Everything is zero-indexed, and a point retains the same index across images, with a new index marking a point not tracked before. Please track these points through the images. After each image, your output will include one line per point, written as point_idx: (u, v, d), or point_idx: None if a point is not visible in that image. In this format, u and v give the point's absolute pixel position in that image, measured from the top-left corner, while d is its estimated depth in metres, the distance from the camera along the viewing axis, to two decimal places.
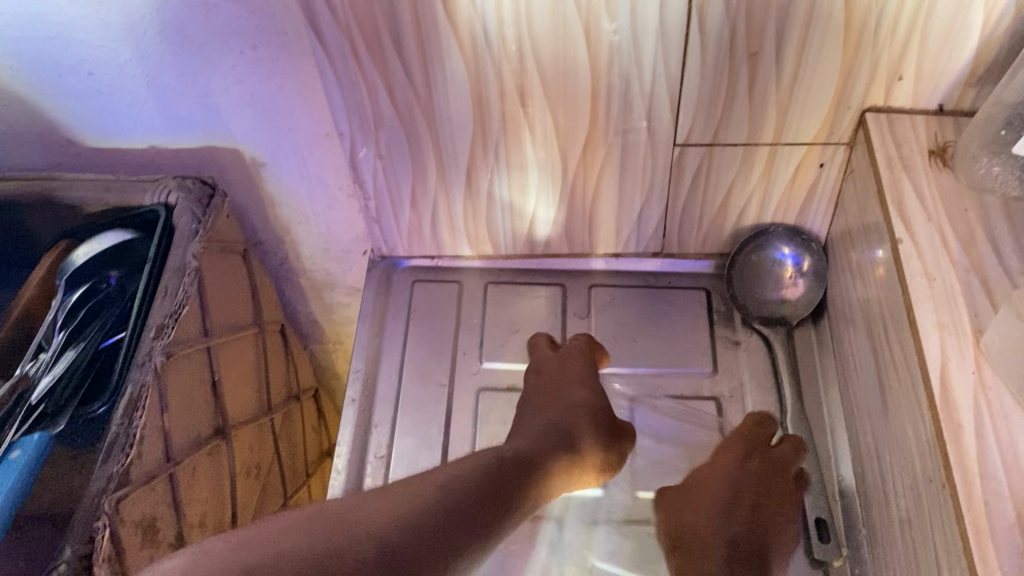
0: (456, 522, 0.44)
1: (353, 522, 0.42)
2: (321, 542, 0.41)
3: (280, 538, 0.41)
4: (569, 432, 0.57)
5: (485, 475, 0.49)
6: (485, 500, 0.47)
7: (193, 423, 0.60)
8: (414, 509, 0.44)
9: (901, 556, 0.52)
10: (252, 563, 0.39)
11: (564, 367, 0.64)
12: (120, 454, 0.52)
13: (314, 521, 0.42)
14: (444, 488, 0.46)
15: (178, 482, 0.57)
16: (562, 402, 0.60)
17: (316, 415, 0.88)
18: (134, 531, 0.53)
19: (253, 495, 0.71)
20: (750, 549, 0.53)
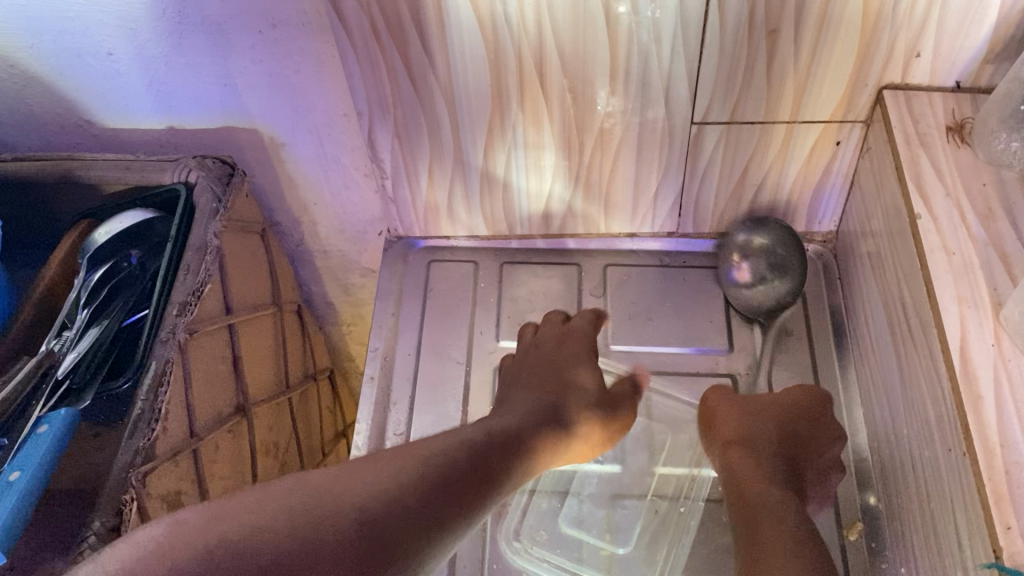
0: (440, 498, 0.43)
1: (336, 496, 0.41)
2: (303, 515, 0.40)
3: (262, 511, 0.40)
4: (563, 412, 0.57)
5: (472, 449, 0.47)
6: (470, 475, 0.45)
7: (215, 399, 0.61)
8: (395, 483, 0.42)
9: (918, 526, 0.52)
10: (234, 535, 0.38)
11: (564, 345, 0.63)
12: (146, 429, 0.53)
13: (291, 492, 0.41)
14: (426, 464, 0.44)
15: (201, 457, 0.58)
16: (558, 383, 0.59)
17: (332, 396, 0.89)
18: (160, 505, 0.53)
19: (272, 472, 0.72)
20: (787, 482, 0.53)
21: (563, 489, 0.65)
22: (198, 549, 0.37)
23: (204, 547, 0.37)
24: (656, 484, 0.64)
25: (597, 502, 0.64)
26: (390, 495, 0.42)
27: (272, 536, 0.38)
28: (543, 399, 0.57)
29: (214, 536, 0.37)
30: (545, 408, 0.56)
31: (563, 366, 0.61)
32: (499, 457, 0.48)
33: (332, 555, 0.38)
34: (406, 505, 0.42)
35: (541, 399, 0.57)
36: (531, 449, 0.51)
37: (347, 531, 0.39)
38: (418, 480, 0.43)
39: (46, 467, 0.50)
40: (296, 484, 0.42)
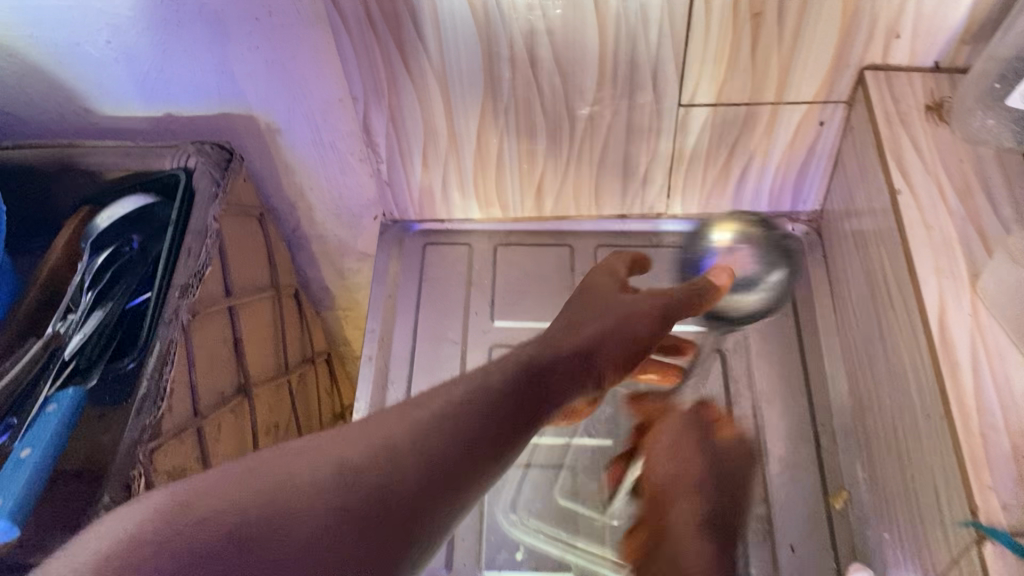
0: (454, 462, 0.40)
1: (319, 469, 0.37)
2: (278, 508, 0.34)
3: (242, 488, 0.35)
4: (602, 366, 0.50)
5: (497, 398, 0.44)
6: (500, 424, 0.43)
7: (218, 380, 0.62)
8: (398, 452, 0.39)
9: (899, 489, 0.55)
10: (229, 505, 0.34)
11: (618, 306, 0.53)
12: (152, 407, 0.54)
13: (299, 450, 0.38)
14: (440, 417, 0.42)
15: (205, 435, 0.60)
16: (604, 326, 0.51)
17: (330, 379, 0.90)
18: (166, 482, 0.55)
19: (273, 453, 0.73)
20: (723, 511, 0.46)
21: (555, 466, 0.66)
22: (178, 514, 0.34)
23: (206, 511, 0.34)
24: None
25: (589, 476, 0.66)
26: (392, 450, 0.39)
27: (251, 511, 0.34)
28: (581, 349, 0.50)
29: (205, 499, 0.35)
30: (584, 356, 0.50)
31: (621, 312, 0.52)
32: (548, 389, 0.47)
33: (317, 525, 0.35)
34: (410, 472, 0.38)
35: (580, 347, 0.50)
36: (568, 388, 0.48)
37: (337, 509, 0.35)
38: (424, 446, 0.40)
39: (57, 443, 0.52)
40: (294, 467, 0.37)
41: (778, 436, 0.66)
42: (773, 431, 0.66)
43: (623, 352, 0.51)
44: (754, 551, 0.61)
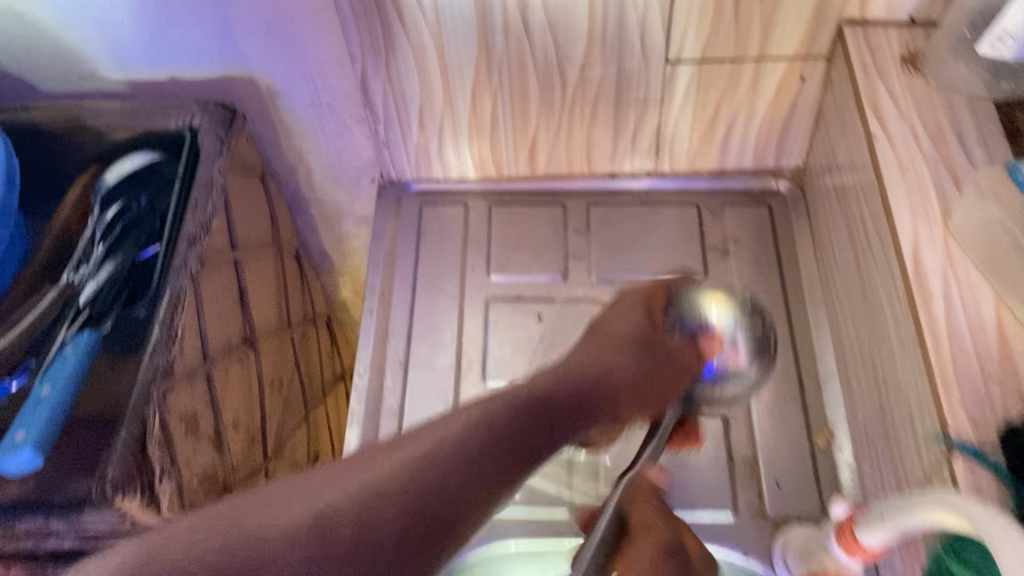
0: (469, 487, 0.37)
1: (321, 506, 0.33)
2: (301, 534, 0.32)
3: (245, 515, 0.32)
4: (609, 398, 0.49)
5: (507, 419, 0.42)
6: (508, 447, 0.41)
7: (225, 329, 0.65)
8: (410, 476, 0.36)
9: (877, 422, 0.57)
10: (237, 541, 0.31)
11: (609, 355, 0.52)
12: (165, 348, 0.57)
13: (302, 481, 0.35)
14: (442, 437, 0.39)
15: (214, 381, 0.62)
16: (622, 368, 0.50)
17: (330, 342, 0.92)
18: (179, 423, 0.57)
19: (276, 406, 0.75)
20: None
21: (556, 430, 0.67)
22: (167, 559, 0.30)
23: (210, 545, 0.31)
24: None
25: None
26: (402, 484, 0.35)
27: (247, 537, 0.31)
28: (598, 396, 0.49)
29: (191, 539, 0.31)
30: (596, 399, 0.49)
31: (644, 343, 0.52)
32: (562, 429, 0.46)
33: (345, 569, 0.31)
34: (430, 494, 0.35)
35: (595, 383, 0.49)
36: (579, 428, 0.48)
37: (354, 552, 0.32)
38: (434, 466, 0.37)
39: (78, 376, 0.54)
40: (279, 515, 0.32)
41: (764, 380, 0.69)
42: (759, 375, 0.69)
43: (637, 403, 0.50)
44: (740, 487, 0.64)
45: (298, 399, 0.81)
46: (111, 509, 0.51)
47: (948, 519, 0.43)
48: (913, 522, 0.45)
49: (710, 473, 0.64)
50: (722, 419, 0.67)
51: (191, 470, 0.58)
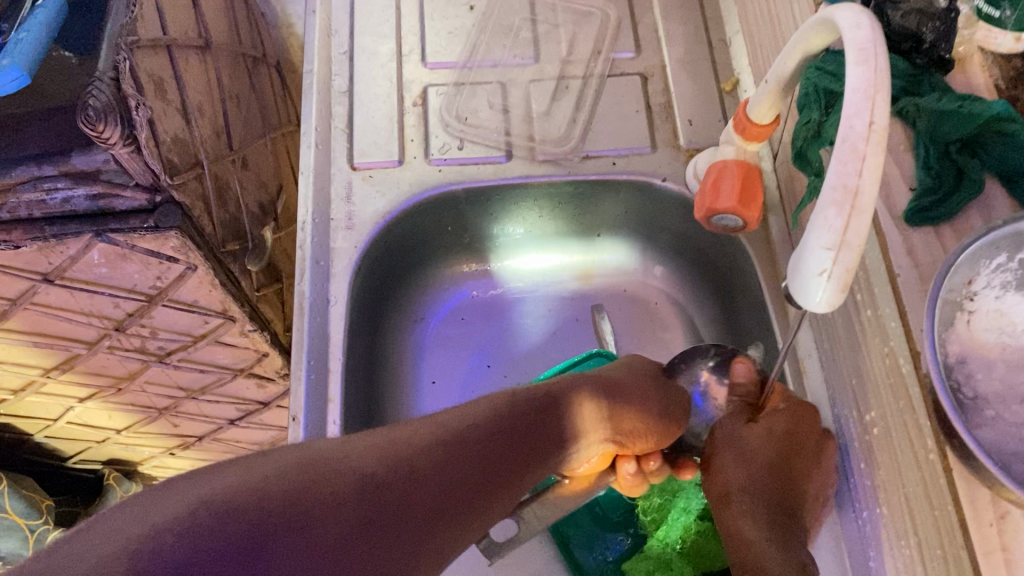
0: (453, 497, 0.41)
1: (336, 469, 0.38)
2: (308, 467, 0.37)
3: (271, 464, 0.37)
4: (563, 415, 0.51)
5: (496, 434, 0.46)
6: (505, 444, 0.46)
7: (181, 18, 0.70)
8: (411, 451, 0.41)
9: (769, 35, 0.65)
10: (255, 482, 0.35)
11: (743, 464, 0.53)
12: (126, 10, 0.62)
13: (308, 462, 0.38)
14: (466, 421, 0.46)
15: (174, 57, 0.68)
16: (635, 387, 0.56)
17: (281, 85, 0.98)
18: (148, 80, 0.63)
19: (238, 118, 0.82)
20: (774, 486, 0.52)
21: (501, 206, 0.73)
22: (149, 526, 0.31)
23: (264, 510, 0.34)
24: (565, 66, 0.75)
25: (518, 87, 0.74)
26: (399, 462, 0.40)
27: (300, 478, 0.36)
28: (581, 383, 0.54)
29: (186, 516, 0.32)
30: (564, 406, 0.52)
31: (729, 443, 0.56)
32: (545, 443, 0.49)
33: (338, 532, 0.36)
34: (408, 507, 0.39)
35: (570, 391, 0.53)
36: (567, 439, 0.51)
37: (257, 515, 0.34)
38: (444, 463, 0.42)
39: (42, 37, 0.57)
40: (246, 475, 0.35)
41: (677, 42, 0.75)
42: (672, 36, 0.76)
43: (633, 432, 0.55)
44: (657, 127, 0.72)
45: (258, 121, 0.88)
46: (96, 132, 0.57)
47: (813, 41, 0.48)
48: (788, 60, 0.51)
49: (632, 120, 0.72)
50: (640, 77, 0.74)
51: (164, 128, 0.65)
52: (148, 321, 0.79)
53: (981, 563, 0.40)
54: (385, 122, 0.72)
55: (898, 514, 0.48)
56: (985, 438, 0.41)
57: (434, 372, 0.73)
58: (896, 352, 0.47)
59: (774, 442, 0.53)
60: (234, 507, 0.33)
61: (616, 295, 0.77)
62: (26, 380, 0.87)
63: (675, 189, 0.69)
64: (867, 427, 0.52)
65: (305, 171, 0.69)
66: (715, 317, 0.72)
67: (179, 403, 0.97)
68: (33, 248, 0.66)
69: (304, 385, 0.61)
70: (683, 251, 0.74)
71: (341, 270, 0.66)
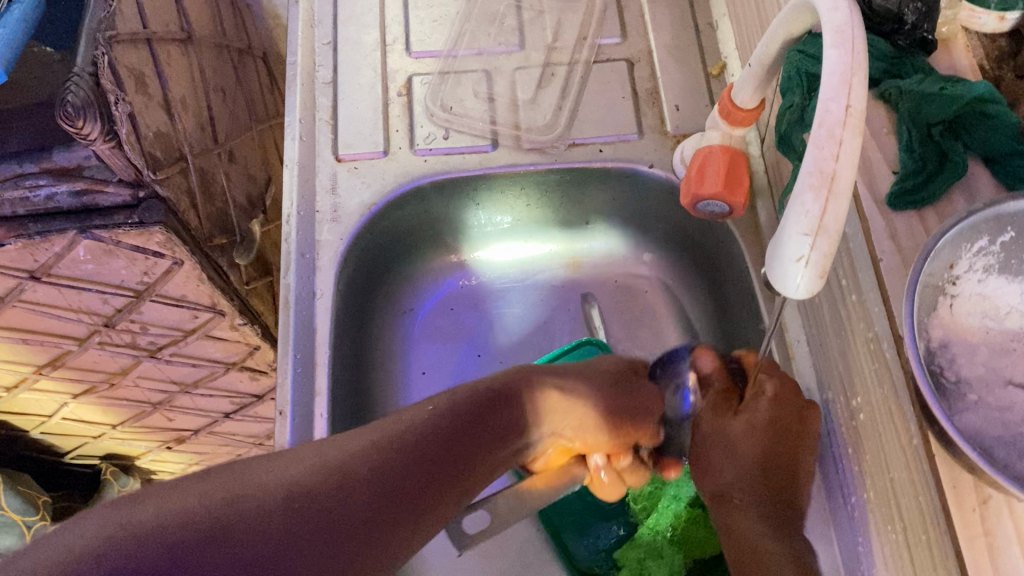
0: (396, 496, 0.41)
1: (256, 487, 0.38)
2: (228, 489, 0.38)
3: (192, 492, 0.37)
4: (514, 414, 0.51)
5: (445, 430, 0.46)
6: (454, 442, 0.46)
7: (162, 11, 0.69)
8: (344, 458, 0.41)
9: (756, 19, 0.64)
10: (171, 509, 0.36)
11: (747, 451, 0.51)
12: (104, 4, 0.61)
13: (230, 480, 0.38)
14: (410, 420, 0.46)
15: (155, 52, 0.67)
16: (593, 377, 0.56)
17: (268, 77, 0.97)
18: (128, 74, 0.62)
19: (223, 111, 0.81)
20: (770, 484, 0.50)
21: (490, 196, 0.72)
22: (60, 560, 0.33)
23: (178, 536, 0.35)
24: (551, 54, 0.74)
25: (503, 76, 0.73)
26: (330, 470, 0.40)
27: (216, 500, 0.37)
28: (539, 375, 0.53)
29: (97, 547, 0.33)
30: (518, 396, 0.52)
31: (722, 431, 0.53)
32: (493, 434, 0.49)
33: (261, 546, 0.36)
34: (345, 513, 0.39)
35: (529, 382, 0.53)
36: (518, 431, 0.51)
37: (174, 538, 0.35)
38: (381, 466, 0.42)
39: (15, 38, 0.57)
40: (166, 505, 0.36)
41: (663, 27, 0.74)
42: (659, 21, 0.75)
43: (585, 428, 0.54)
44: (643, 113, 0.71)
45: (244, 112, 0.87)
46: (75, 128, 0.56)
47: (795, 24, 0.48)
48: (771, 45, 0.50)
49: (619, 106, 0.71)
50: (627, 63, 0.73)
51: (145, 122, 0.64)
52: (138, 317, 0.78)
53: (963, 549, 0.39)
54: (370, 113, 0.71)
55: (884, 500, 0.48)
56: (967, 424, 0.41)
57: (424, 362, 0.73)
58: (880, 337, 0.46)
59: (757, 434, 0.51)
60: (146, 536, 0.34)
61: (608, 285, 0.77)
62: (19, 377, 0.87)
63: (663, 176, 0.68)
64: (853, 413, 0.52)
65: (290, 164, 0.69)
66: (705, 304, 0.72)
67: (173, 397, 0.98)
68: (17, 246, 0.66)
69: (290, 378, 0.61)
70: (673, 239, 0.73)
71: (328, 262, 0.66)
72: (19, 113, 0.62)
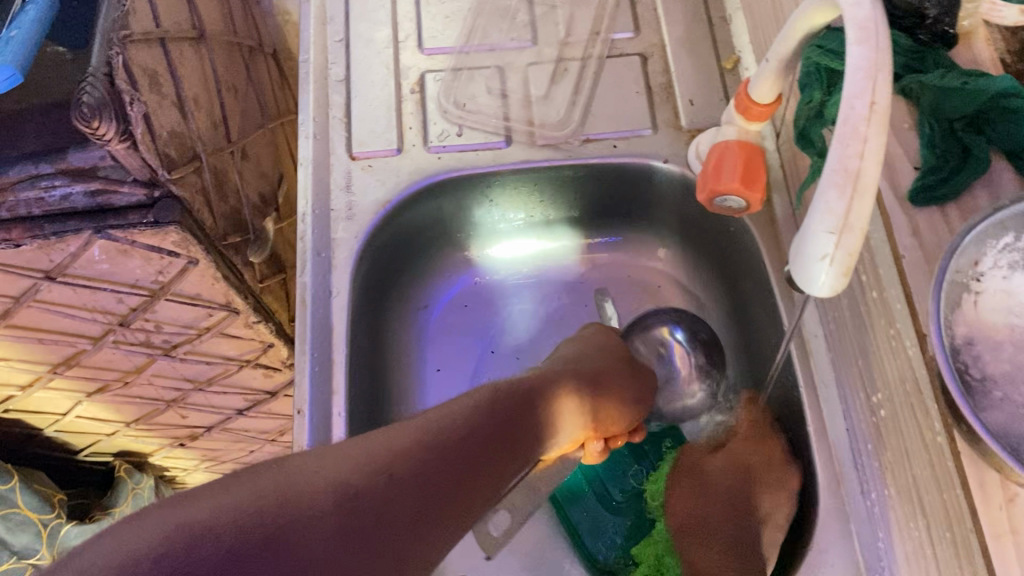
0: (438, 498, 0.42)
1: (306, 489, 0.39)
2: (281, 489, 0.38)
3: (246, 491, 0.38)
4: (542, 410, 0.52)
5: (478, 433, 0.47)
6: (487, 442, 0.47)
7: (174, 10, 0.69)
8: (388, 460, 0.42)
9: (771, 12, 0.64)
10: (228, 508, 0.37)
11: (706, 493, 0.60)
12: (117, 4, 0.61)
13: (280, 480, 0.39)
14: (447, 420, 0.46)
15: (168, 52, 0.67)
16: (612, 375, 0.58)
17: (278, 73, 0.97)
18: (142, 74, 0.62)
19: (236, 109, 0.81)
20: (723, 523, 0.58)
21: (504, 192, 0.72)
22: (122, 556, 0.33)
23: (235, 537, 0.35)
24: (564, 49, 0.74)
25: (516, 72, 0.73)
26: (376, 471, 0.41)
27: (272, 499, 0.38)
28: (558, 378, 0.55)
29: (157, 546, 0.34)
30: (540, 398, 0.53)
31: (695, 472, 0.62)
32: (524, 434, 0.50)
33: (314, 548, 0.37)
34: (390, 516, 0.40)
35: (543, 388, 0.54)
36: (544, 429, 0.52)
37: (229, 540, 0.35)
38: (424, 467, 0.42)
39: (31, 36, 0.56)
40: (222, 503, 0.37)
41: (676, 21, 0.74)
42: (672, 15, 0.74)
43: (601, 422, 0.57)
44: (657, 107, 0.71)
45: (256, 110, 0.87)
46: (91, 128, 0.56)
47: (815, 19, 0.47)
48: (790, 40, 0.50)
49: (633, 101, 0.71)
50: (640, 57, 0.73)
51: (160, 121, 0.64)
52: (152, 316, 0.79)
53: (990, 545, 0.39)
54: (383, 110, 0.71)
55: (906, 496, 0.48)
56: (993, 421, 0.40)
57: (438, 359, 0.74)
58: (901, 333, 0.46)
59: (730, 473, 0.61)
60: (206, 532, 0.35)
61: (622, 281, 0.77)
62: (33, 376, 0.87)
63: (678, 170, 0.68)
64: (874, 409, 0.52)
65: (304, 162, 0.69)
66: (721, 299, 0.72)
67: (187, 395, 0.98)
68: (33, 246, 0.66)
69: (308, 377, 0.61)
70: (688, 234, 0.73)
71: (343, 260, 0.65)
72: (34, 115, 0.60)
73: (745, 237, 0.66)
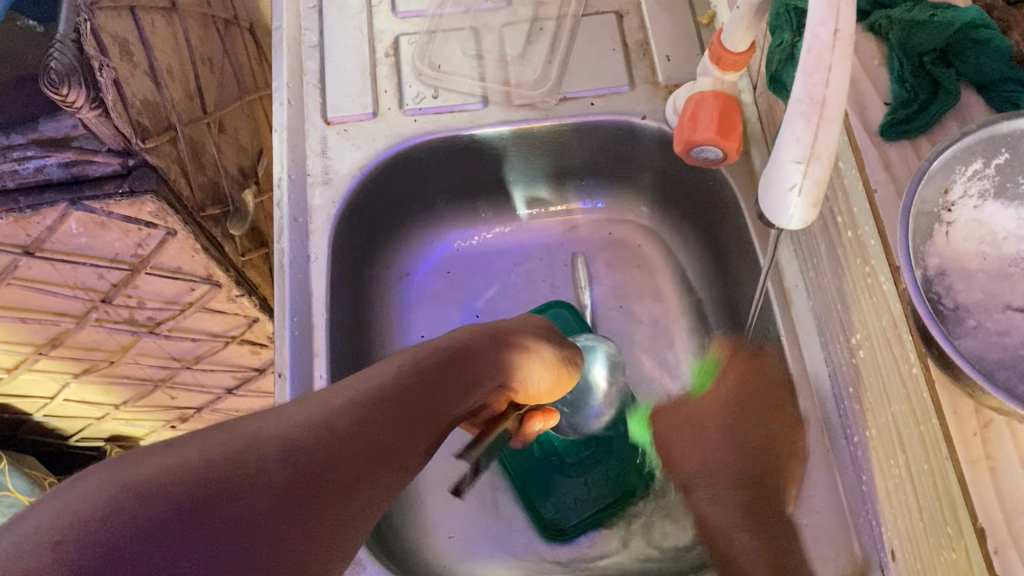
0: (380, 451, 0.42)
1: (255, 443, 0.38)
2: (228, 443, 0.37)
3: (192, 447, 0.36)
4: (481, 367, 0.52)
5: (418, 392, 0.46)
6: (427, 397, 0.47)
7: None
8: (331, 416, 0.41)
9: None
10: (177, 465, 0.35)
11: (731, 430, 0.58)
12: None
13: (224, 436, 0.38)
14: (383, 377, 0.46)
15: (140, 21, 0.65)
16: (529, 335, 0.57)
17: (255, 47, 0.96)
18: (111, 41, 0.61)
19: (212, 83, 0.81)
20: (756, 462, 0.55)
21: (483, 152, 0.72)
22: (70, 520, 0.31)
23: (189, 494, 0.34)
24: (539, 9, 0.73)
25: (491, 33, 0.73)
26: (321, 427, 0.40)
27: (223, 453, 0.36)
28: (501, 334, 0.55)
29: (107, 504, 0.32)
30: (481, 357, 0.53)
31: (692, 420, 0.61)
32: (461, 392, 0.50)
33: (269, 501, 0.36)
34: (340, 469, 0.39)
35: (491, 344, 0.54)
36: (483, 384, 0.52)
37: (184, 496, 0.34)
38: (363, 424, 0.42)
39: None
40: (171, 461, 0.35)
41: None
42: None
43: (557, 372, 0.57)
44: (634, 64, 0.70)
45: (233, 83, 0.87)
46: (59, 95, 0.56)
47: None
48: None
49: (609, 59, 0.71)
50: (616, 15, 0.72)
51: (131, 90, 0.63)
52: (134, 292, 0.78)
53: (965, 472, 0.39)
54: (358, 73, 0.71)
55: (886, 435, 0.48)
56: (967, 349, 0.40)
57: (422, 326, 0.74)
58: (875, 270, 0.46)
59: (739, 399, 0.59)
60: (158, 490, 0.33)
61: (602, 242, 0.77)
62: (19, 358, 0.87)
63: (655, 127, 0.68)
64: (852, 350, 0.52)
65: (279, 128, 0.69)
66: (701, 256, 0.72)
67: (174, 374, 0.98)
68: (8, 221, 0.65)
69: (288, 342, 0.60)
70: (666, 191, 0.73)
71: (321, 226, 0.65)
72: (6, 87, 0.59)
73: (720, 194, 0.67)
